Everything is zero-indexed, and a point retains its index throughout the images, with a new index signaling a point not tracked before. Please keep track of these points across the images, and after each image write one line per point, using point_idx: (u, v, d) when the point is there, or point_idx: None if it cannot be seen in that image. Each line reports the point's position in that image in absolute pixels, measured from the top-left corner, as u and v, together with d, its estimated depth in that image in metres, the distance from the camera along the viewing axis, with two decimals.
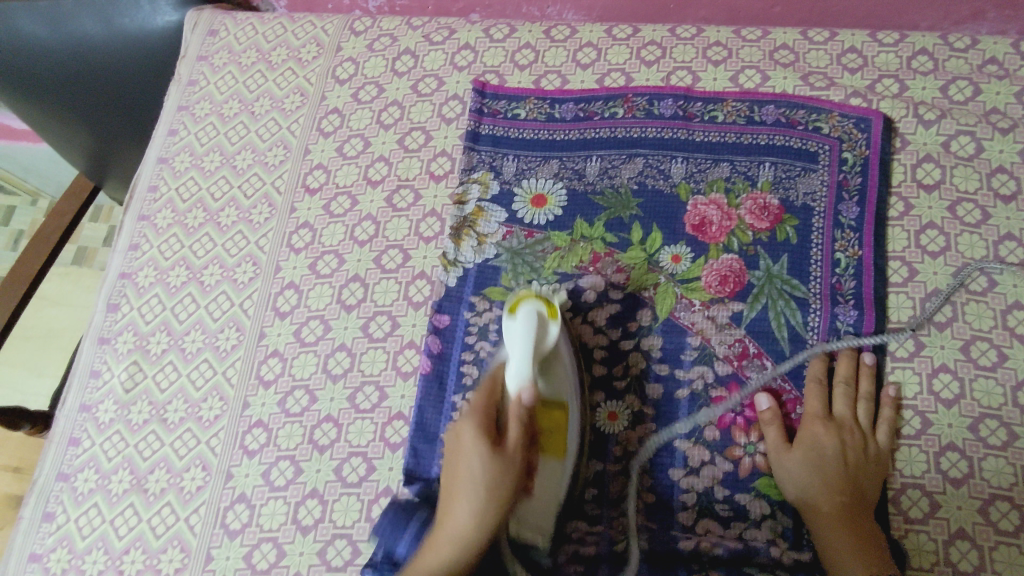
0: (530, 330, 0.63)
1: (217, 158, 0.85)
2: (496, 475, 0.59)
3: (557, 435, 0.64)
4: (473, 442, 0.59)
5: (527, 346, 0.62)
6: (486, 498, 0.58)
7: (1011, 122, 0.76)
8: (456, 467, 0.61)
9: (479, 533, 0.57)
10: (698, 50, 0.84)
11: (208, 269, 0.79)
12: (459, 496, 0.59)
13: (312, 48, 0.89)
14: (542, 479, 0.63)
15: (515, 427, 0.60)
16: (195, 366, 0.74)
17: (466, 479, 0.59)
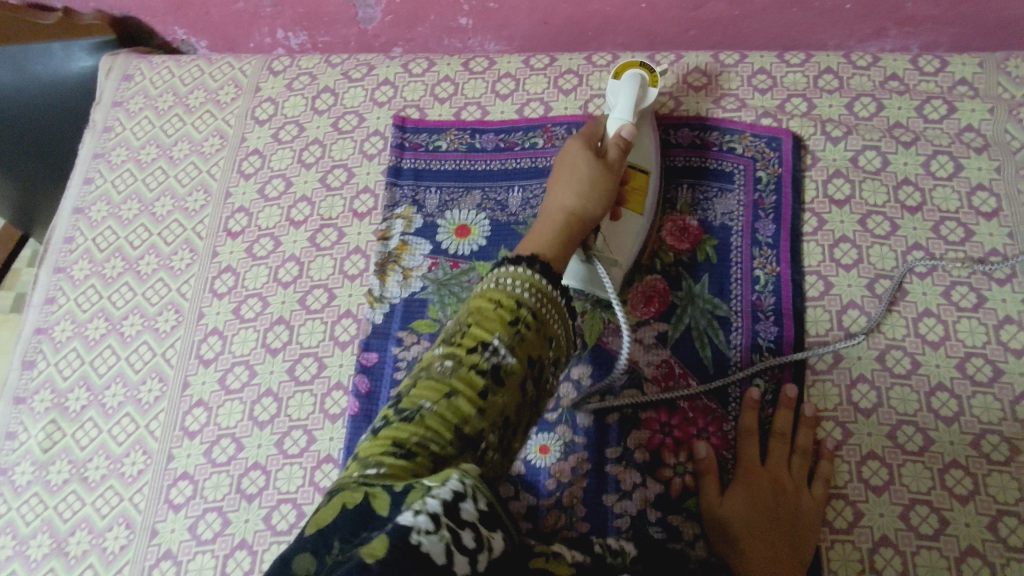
0: (633, 89, 0.75)
1: (136, 206, 0.83)
2: (602, 176, 0.63)
3: (637, 192, 0.72)
4: (589, 163, 0.64)
5: (630, 96, 0.74)
6: (592, 189, 0.62)
7: (913, 135, 0.79)
8: (560, 172, 0.64)
9: (586, 211, 0.61)
10: (614, 77, 0.85)
11: (129, 319, 0.77)
12: (560, 186, 0.62)
13: (230, 89, 0.88)
14: (624, 225, 0.71)
15: (615, 153, 0.66)
16: (116, 422, 0.73)
17: (570, 179, 0.62)
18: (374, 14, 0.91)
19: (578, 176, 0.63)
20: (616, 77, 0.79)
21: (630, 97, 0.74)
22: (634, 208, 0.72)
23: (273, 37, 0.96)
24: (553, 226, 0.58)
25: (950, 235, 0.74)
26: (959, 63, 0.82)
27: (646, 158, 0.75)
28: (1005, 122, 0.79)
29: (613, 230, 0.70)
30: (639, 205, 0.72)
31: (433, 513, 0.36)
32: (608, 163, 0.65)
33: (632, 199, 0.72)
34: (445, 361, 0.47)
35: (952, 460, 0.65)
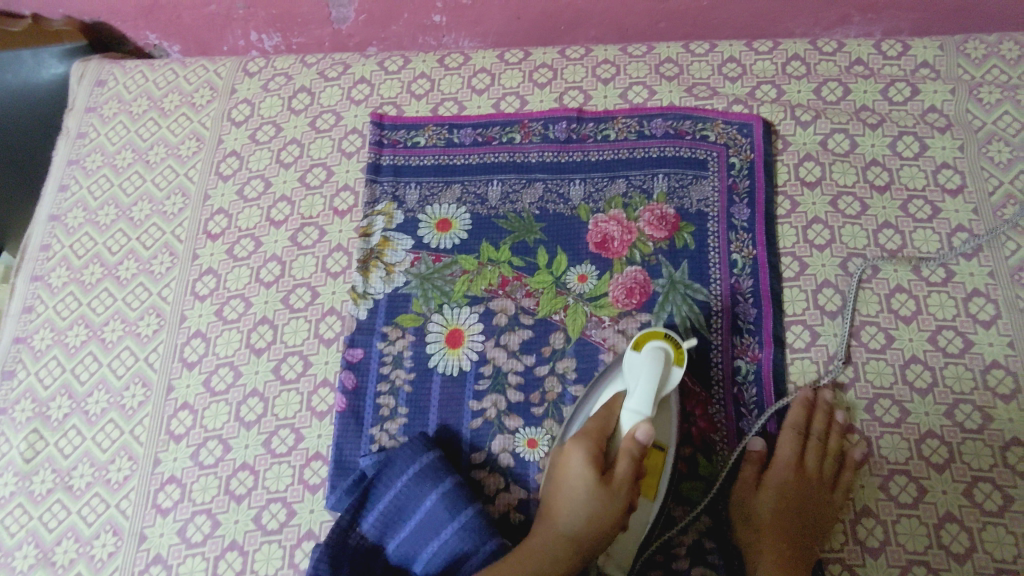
0: (655, 372, 0.62)
1: (113, 211, 0.82)
2: (601, 501, 0.61)
3: (653, 475, 0.64)
4: (581, 468, 0.61)
5: (650, 382, 0.61)
6: (590, 522, 0.60)
7: (879, 117, 0.81)
8: (557, 478, 0.63)
9: (584, 538, 0.61)
10: (588, 69, 0.87)
11: (110, 325, 0.77)
12: (563, 495, 0.62)
13: (205, 92, 0.88)
14: (636, 518, 0.64)
15: (625, 463, 0.61)
16: (100, 429, 0.72)
17: (570, 500, 0.61)
18: (348, 14, 0.91)
19: (573, 497, 0.61)
20: (636, 347, 0.64)
21: (650, 385, 0.61)
22: (649, 465, 0.64)
23: (247, 39, 0.96)
24: (528, 564, 0.59)
25: (918, 213, 0.77)
26: (920, 46, 0.85)
27: (666, 399, 0.65)
28: (967, 102, 0.81)
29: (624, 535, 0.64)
30: (652, 488, 0.64)
31: None
32: (609, 488, 0.61)
33: (646, 486, 0.64)
34: None
35: (928, 429, 0.67)
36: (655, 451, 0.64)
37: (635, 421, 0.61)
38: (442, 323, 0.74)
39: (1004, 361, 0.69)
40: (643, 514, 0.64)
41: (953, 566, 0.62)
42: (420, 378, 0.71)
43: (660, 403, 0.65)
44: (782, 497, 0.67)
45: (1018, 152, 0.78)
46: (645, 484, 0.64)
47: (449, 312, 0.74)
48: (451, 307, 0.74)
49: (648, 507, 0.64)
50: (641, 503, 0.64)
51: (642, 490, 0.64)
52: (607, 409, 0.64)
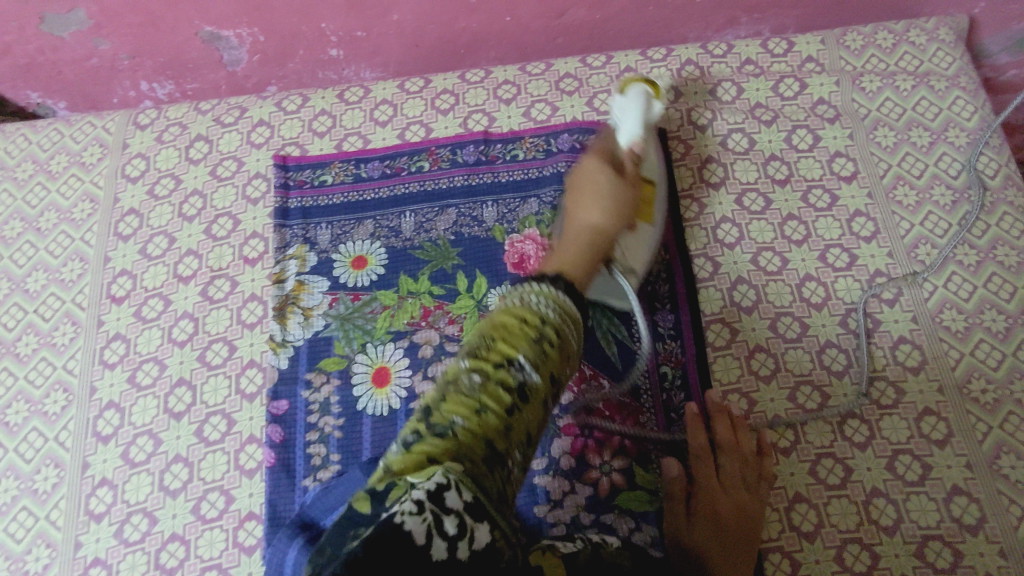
0: (641, 102, 0.73)
1: (5, 285, 0.78)
2: (623, 192, 0.59)
3: (648, 204, 0.72)
4: (605, 176, 0.59)
5: (637, 103, 0.73)
6: (619, 218, 0.57)
7: (773, 114, 0.85)
8: (580, 189, 0.59)
9: (610, 229, 0.56)
10: (489, 91, 0.87)
11: (13, 407, 0.72)
12: (586, 199, 0.58)
13: (95, 150, 0.84)
14: (641, 234, 0.70)
15: (630, 158, 0.64)
16: (12, 518, 0.68)
17: (593, 196, 0.58)
18: (240, 55, 0.89)
19: (599, 196, 0.58)
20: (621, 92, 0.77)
21: (638, 105, 0.73)
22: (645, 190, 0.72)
23: (137, 90, 0.93)
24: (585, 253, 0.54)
25: (818, 202, 0.80)
26: (804, 42, 0.88)
27: (649, 132, 0.75)
28: (851, 92, 0.85)
29: (630, 240, 0.68)
30: (650, 217, 0.71)
31: (416, 501, 0.35)
32: (625, 180, 0.61)
33: (648, 215, 0.71)
34: (468, 374, 0.41)
35: (848, 411, 0.70)
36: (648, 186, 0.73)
37: (631, 138, 0.68)
38: (368, 361, 0.72)
39: (910, 336, 0.72)
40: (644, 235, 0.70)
41: (883, 540, 0.65)
42: (350, 423, 0.70)
43: (647, 132, 0.75)
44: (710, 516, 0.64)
45: (903, 134, 0.82)
46: (644, 210, 0.71)
47: (373, 350, 0.73)
48: (375, 345, 0.73)
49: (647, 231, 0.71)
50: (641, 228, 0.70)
51: (642, 216, 0.70)
52: (605, 138, 0.70)
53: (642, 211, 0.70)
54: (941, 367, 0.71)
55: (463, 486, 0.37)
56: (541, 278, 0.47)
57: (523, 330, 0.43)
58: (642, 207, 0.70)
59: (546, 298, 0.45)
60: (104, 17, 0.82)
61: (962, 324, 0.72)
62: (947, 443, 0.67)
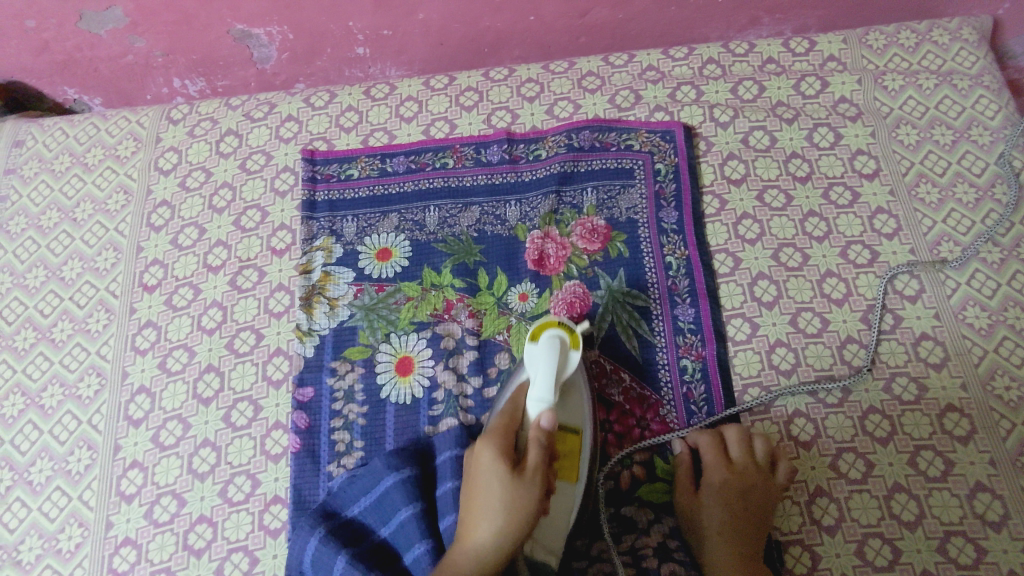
0: (552, 360, 0.63)
1: (42, 273, 0.80)
2: (515, 487, 0.58)
3: (570, 460, 0.66)
4: (493, 461, 0.59)
5: (550, 365, 0.63)
6: (511, 516, 0.57)
7: (794, 112, 0.85)
8: (472, 491, 0.59)
9: (505, 538, 0.56)
10: (513, 89, 0.88)
11: (48, 391, 0.74)
12: (478, 515, 0.57)
13: (129, 143, 0.87)
14: (555, 505, 0.65)
15: (535, 450, 0.59)
16: (46, 497, 0.70)
17: (484, 503, 0.58)
18: (270, 53, 0.91)
19: (490, 504, 0.57)
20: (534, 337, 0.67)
21: (550, 366, 0.63)
22: (563, 450, 0.66)
23: (170, 86, 0.95)
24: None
25: (839, 199, 0.80)
26: (825, 41, 0.89)
27: (569, 385, 0.67)
28: (873, 91, 0.85)
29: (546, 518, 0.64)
30: (574, 475, 0.66)
31: None
32: (522, 479, 0.58)
33: (565, 470, 0.66)
34: None
35: (869, 406, 0.70)
36: (570, 435, 0.67)
37: (540, 408, 0.61)
38: (391, 351, 0.74)
39: (932, 332, 0.72)
40: (565, 497, 0.65)
41: (905, 535, 0.64)
42: (374, 411, 0.71)
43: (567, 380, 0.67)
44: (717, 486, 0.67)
45: (925, 133, 0.82)
46: (563, 468, 0.66)
47: (397, 340, 0.74)
48: (398, 335, 0.74)
49: (569, 491, 0.65)
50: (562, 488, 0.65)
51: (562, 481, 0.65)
52: (511, 416, 0.63)
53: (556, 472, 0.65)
54: (964, 364, 0.70)
55: None
56: None
57: None
58: (556, 467, 0.65)
59: None
60: (140, 15, 0.84)
61: (985, 321, 0.72)
62: (969, 440, 0.67)
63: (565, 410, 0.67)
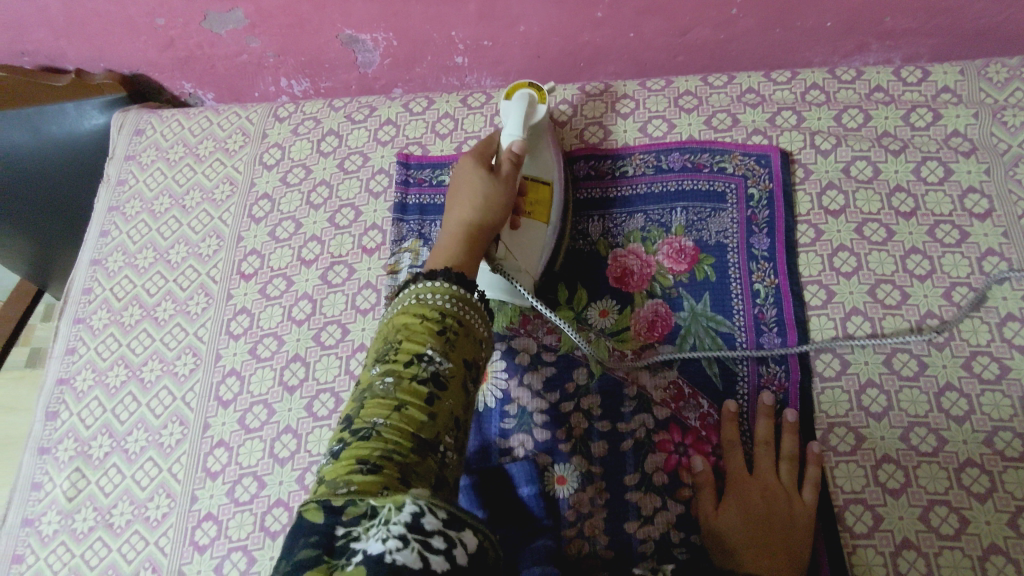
0: (522, 108, 0.75)
1: (151, 255, 0.86)
2: (495, 188, 0.66)
3: (540, 205, 0.74)
4: (474, 169, 0.67)
5: (518, 111, 0.75)
6: (485, 208, 0.65)
7: (901, 143, 0.81)
8: (459, 188, 0.67)
9: (484, 219, 0.64)
10: (608, 105, 0.88)
11: (148, 365, 0.79)
12: (453, 207, 0.65)
13: (238, 137, 0.91)
14: (529, 239, 0.72)
15: (508, 164, 0.69)
16: (139, 467, 0.74)
17: (466, 194, 0.66)
18: (373, 58, 0.94)
19: (473, 189, 0.66)
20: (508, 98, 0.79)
21: (518, 112, 0.75)
22: (532, 189, 0.75)
23: (277, 85, 1.00)
24: (455, 234, 0.62)
25: (946, 238, 0.76)
26: (940, 71, 0.85)
27: (539, 134, 0.78)
28: (990, 126, 0.81)
29: (516, 236, 0.72)
30: (543, 216, 0.74)
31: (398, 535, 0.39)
32: (500, 176, 0.68)
33: (537, 212, 0.74)
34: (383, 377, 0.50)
35: (967, 458, 0.66)
36: (541, 186, 0.76)
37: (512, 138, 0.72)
38: None
39: None
40: (536, 231, 0.73)
41: None
42: None
43: (535, 137, 0.78)
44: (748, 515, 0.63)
45: None
46: (532, 202, 0.74)
47: None
48: None
49: (542, 229, 0.74)
50: (529, 223, 0.73)
51: (532, 215, 0.74)
52: (486, 142, 0.73)
53: (528, 211, 0.73)
54: None
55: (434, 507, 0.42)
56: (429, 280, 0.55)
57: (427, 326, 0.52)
58: (527, 204, 0.74)
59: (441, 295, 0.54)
60: (259, 17, 0.88)
61: None
62: None
63: (536, 171, 0.77)
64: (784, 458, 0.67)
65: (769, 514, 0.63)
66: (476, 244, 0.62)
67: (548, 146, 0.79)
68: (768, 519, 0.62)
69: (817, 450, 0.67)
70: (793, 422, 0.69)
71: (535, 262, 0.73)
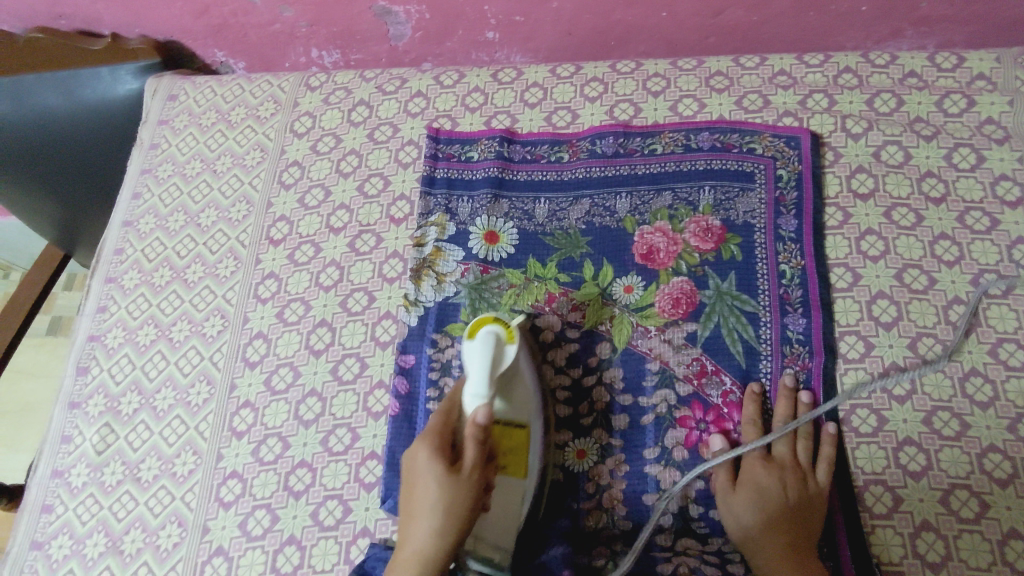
0: (487, 358, 0.64)
1: (182, 218, 0.87)
2: (454, 498, 0.59)
3: (517, 457, 0.66)
4: (432, 470, 0.60)
5: (484, 364, 0.64)
6: (446, 520, 0.59)
7: (934, 129, 0.81)
8: (414, 492, 0.61)
9: (439, 548, 0.58)
10: (638, 83, 0.88)
11: (177, 326, 0.80)
12: (410, 527, 0.60)
13: (269, 105, 0.92)
14: (501, 499, 0.66)
15: (472, 449, 0.60)
16: (167, 423, 0.75)
17: (422, 504, 0.60)
18: (404, 31, 0.95)
19: (428, 505, 0.60)
20: (474, 330, 0.68)
21: (484, 365, 0.63)
22: (506, 443, 0.66)
23: (308, 56, 1.01)
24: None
25: (976, 224, 0.76)
26: (976, 58, 0.84)
27: (514, 375, 0.66)
28: None
29: (486, 522, 0.65)
30: (521, 468, 0.66)
31: None
32: (461, 476, 0.60)
33: (514, 467, 0.66)
34: None
35: (989, 444, 0.66)
36: (515, 429, 0.67)
37: (473, 404, 0.62)
38: None
39: None
40: (511, 493, 0.66)
41: None
42: None
43: (509, 378, 0.66)
44: (765, 496, 0.65)
45: None
46: (507, 460, 0.66)
47: None
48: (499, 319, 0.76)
49: (517, 485, 0.66)
50: (506, 480, 0.66)
51: (506, 471, 0.66)
52: (449, 409, 0.65)
53: (502, 467, 0.66)
54: None
55: None
56: None
57: None
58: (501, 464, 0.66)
59: None
60: None
61: None
62: None
63: (511, 374, 0.66)
64: (801, 437, 0.69)
65: (782, 495, 0.65)
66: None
67: (527, 375, 0.68)
68: (780, 505, 0.64)
69: (833, 431, 0.68)
70: (807, 402, 0.70)
71: (509, 533, 0.66)
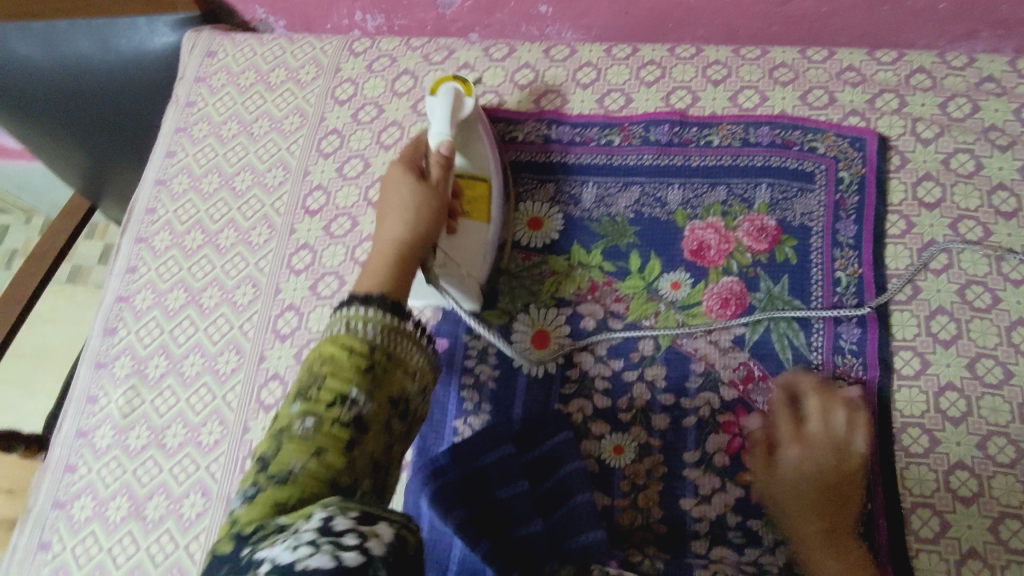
0: (448, 105, 0.71)
1: (216, 180, 0.84)
2: (425, 197, 0.62)
3: (478, 202, 0.72)
4: (408, 196, 0.62)
5: (444, 105, 0.71)
6: (417, 212, 0.61)
7: (1010, 139, 0.76)
8: (385, 200, 0.63)
9: (413, 236, 0.60)
10: (697, 70, 0.84)
11: (208, 292, 0.78)
12: (385, 223, 0.61)
13: (311, 69, 0.89)
14: (466, 238, 0.71)
15: (438, 170, 0.65)
16: (194, 391, 0.73)
17: (393, 207, 0.62)
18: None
19: (401, 205, 0.62)
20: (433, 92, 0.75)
21: (446, 112, 0.70)
22: (468, 195, 0.72)
23: (351, 18, 0.97)
24: (383, 262, 0.57)
25: None
26: None
27: (469, 127, 0.73)
28: None
29: (453, 243, 0.70)
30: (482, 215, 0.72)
31: (308, 542, 0.35)
32: (429, 183, 0.64)
33: (476, 210, 0.72)
34: (304, 418, 0.46)
35: None
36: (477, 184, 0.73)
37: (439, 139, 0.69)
38: (528, 322, 0.75)
39: None
40: (476, 231, 0.71)
41: None
42: (505, 377, 0.73)
43: (468, 130, 0.74)
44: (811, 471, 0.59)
45: None
46: (471, 207, 0.72)
47: (536, 311, 0.75)
48: (538, 307, 0.75)
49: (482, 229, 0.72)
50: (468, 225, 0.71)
51: (469, 216, 0.72)
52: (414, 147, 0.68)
53: (465, 211, 0.71)
54: None
55: (347, 508, 0.39)
56: (366, 300, 0.51)
57: (351, 365, 0.48)
58: (463, 207, 0.71)
59: (371, 322, 0.50)
60: None
61: None
62: None
63: (470, 167, 0.73)
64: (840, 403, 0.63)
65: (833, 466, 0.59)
66: (408, 254, 0.59)
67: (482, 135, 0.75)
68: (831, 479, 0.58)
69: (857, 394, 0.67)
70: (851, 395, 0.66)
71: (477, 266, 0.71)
